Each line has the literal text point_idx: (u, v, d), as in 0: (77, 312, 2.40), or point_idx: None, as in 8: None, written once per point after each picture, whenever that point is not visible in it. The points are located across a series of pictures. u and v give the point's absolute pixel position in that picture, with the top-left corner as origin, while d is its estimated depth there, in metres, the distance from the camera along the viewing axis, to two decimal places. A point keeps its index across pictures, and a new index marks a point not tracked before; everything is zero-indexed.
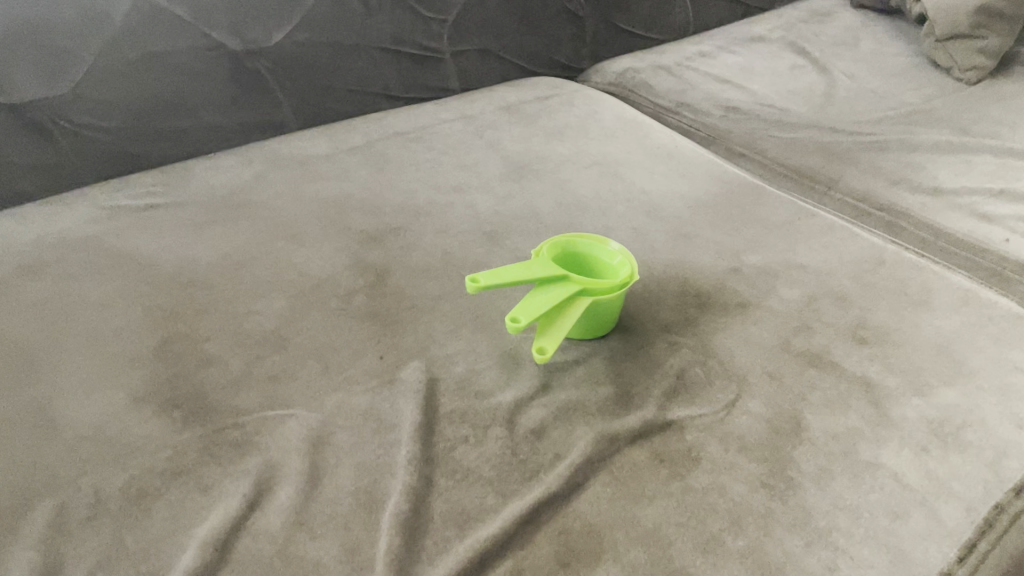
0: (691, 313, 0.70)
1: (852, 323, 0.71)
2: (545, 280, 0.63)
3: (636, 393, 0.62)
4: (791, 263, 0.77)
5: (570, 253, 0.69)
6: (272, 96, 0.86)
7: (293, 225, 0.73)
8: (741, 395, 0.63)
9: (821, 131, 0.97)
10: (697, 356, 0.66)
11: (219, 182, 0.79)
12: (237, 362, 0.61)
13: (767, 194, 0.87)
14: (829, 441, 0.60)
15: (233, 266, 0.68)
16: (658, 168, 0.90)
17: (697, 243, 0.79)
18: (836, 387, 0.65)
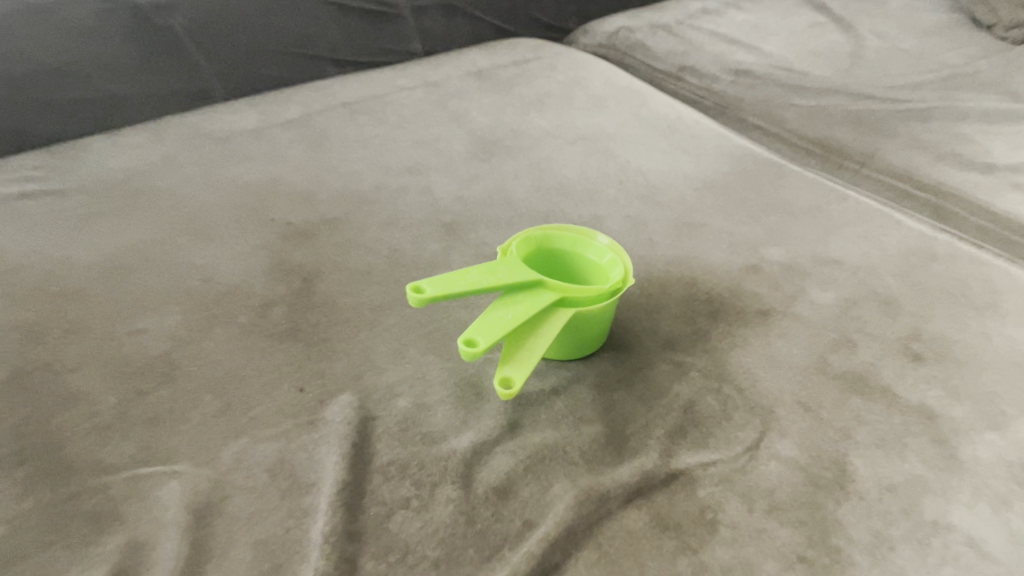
0: (700, 324, 0.56)
1: (901, 334, 0.57)
2: (514, 288, 0.48)
3: (631, 434, 0.48)
4: (822, 258, 0.63)
5: (546, 249, 0.54)
6: (190, 59, 0.71)
7: (201, 221, 0.59)
8: (767, 433, 0.49)
9: (849, 98, 0.83)
10: (709, 382, 0.52)
11: (118, 166, 0.64)
12: (108, 400, 0.46)
13: (788, 172, 0.73)
14: (883, 496, 0.46)
15: (118, 273, 0.54)
16: (658, 144, 0.75)
17: (706, 234, 0.65)
18: (886, 420, 0.51)
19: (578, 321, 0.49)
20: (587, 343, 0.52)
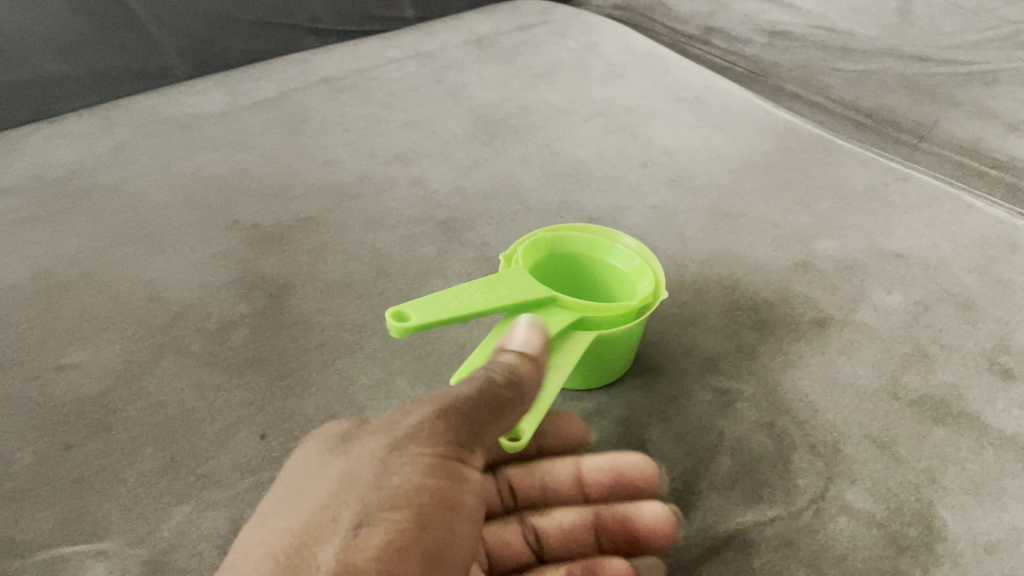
0: (745, 340, 0.47)
1: (985, 346, 0.47)
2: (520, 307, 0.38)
3: (667, 487, 0.39)
4: (884, 252, 0.54)
5: (561, 253, 0.44)
6: (144, 32, 0.61)
7: (152, 224, 0.51)
8: (834, 481, 0.40)
9: (902, 60, 0.73)
10: (759, 415, 0.43)
11: (59, 161, 0.55)
12: (24, 457, 0.38)
13: (837, 148, 0.63)
14: (986, 558, 0.37)
15: (48, 291, 0.46)
16: (685, 119, 0.66)
17: (746, 225, 0.55)
18: (976, 457, 0.41)
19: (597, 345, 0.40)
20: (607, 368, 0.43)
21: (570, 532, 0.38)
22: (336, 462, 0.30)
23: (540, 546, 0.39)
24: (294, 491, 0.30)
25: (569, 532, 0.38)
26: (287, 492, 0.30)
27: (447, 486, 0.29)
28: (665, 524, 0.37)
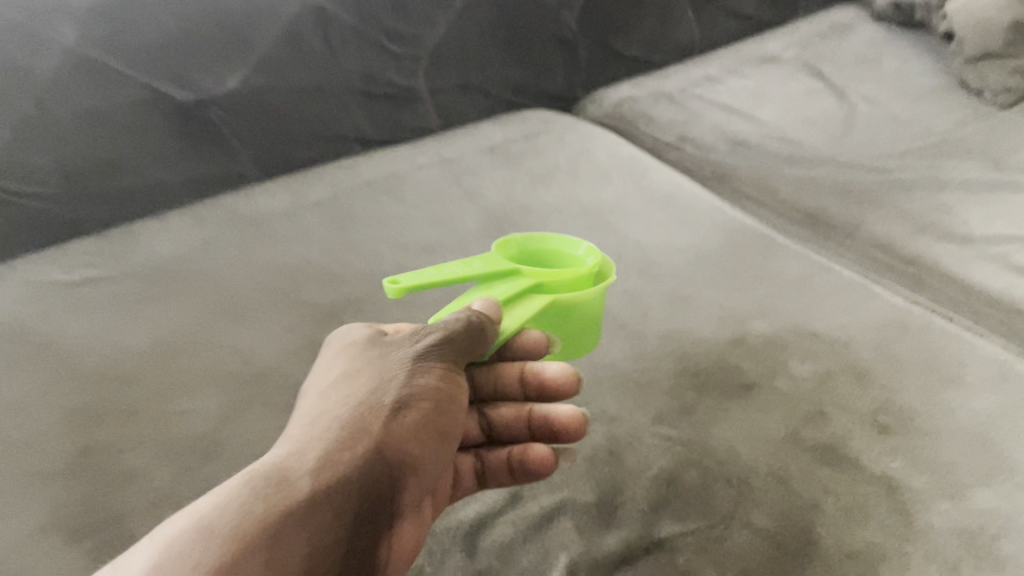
0: (688, 398, 0.62)
1: (871, 407, 0.62)
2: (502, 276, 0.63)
3: (621, 504, 0.54)
4: (804, 331, 0.68)
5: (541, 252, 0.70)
6: (229, 147, 0.78)
7: (239, 304, 0.66)
8: (743, 504, 0.55)
9: (839, 166, 0.88)
10: (692, 454, 0.58)
11: (165, 253, 0.71)
12: (164, 475, 0.53)
13: (778, 243, 0.78)
14: (847, 561, 0.52)
15: (166, 356, 0.61)
16: (655, 217, 0.82)
17: (696, 307, 0.71)
18: (851, 490, 0.56)
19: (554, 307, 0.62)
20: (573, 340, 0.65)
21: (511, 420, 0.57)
22: (377, 364, 0.48)
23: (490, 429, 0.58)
24: (350, 379, 0.48)
25: (513, 418, 0.57)
26: (345, 380, 0.48)
27: (450, 383, 0.48)
28: (574, 424, 0.55)
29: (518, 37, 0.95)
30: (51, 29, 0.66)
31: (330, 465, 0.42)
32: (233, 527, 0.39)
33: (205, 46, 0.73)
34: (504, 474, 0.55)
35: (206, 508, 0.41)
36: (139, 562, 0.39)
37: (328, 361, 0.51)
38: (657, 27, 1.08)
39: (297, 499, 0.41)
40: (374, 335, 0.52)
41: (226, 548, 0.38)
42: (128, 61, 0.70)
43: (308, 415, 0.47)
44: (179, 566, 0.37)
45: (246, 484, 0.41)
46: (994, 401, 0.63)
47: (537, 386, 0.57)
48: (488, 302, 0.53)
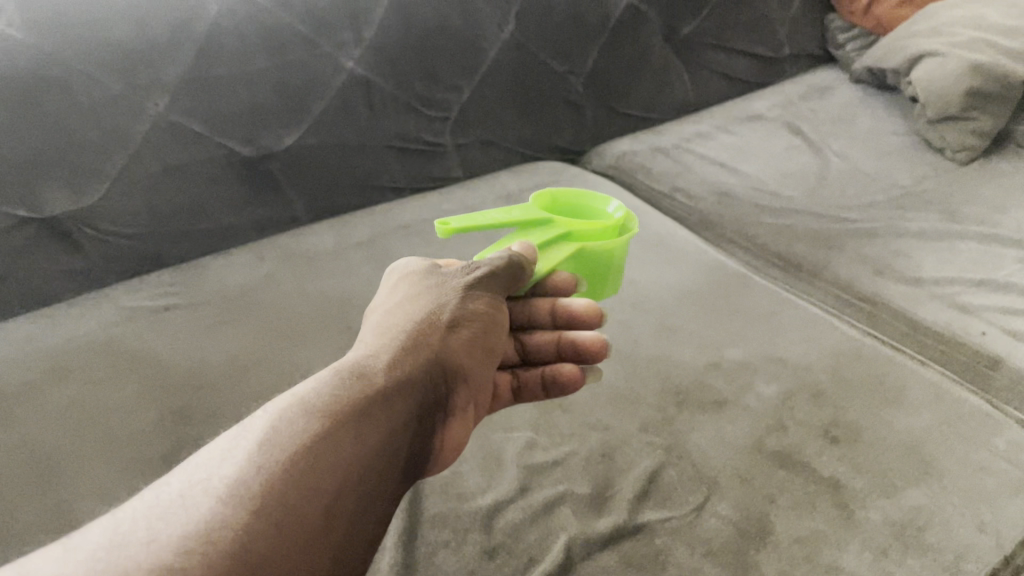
0: (669, 411, 0.74)
1: (824, 421, 0.73)
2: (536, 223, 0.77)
3: (611, 496, 0.66)
4: (771, 357, 0.80)
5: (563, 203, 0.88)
6: (284, 195, 0.94)
7: (296, 328, 0.79)
8: (710, 498, 0.66)
9: (810, 216, 1.00)
10: (670, 457, 0.70)
11: (232, 282, 0.85)
12: None
13: (753, 283, 0.91)
14: (793, 544, 0.63)
15: (237, 368, 0.74)
16: (649, 258, 0.95)
17: (681, 336, 0.83)
18: (802, 489, 0.67)
19: (586, 251, 0.78)
20: (598, 277, 0.82)
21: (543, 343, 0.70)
22: (432, 290, 0.59)
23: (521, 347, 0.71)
24: (410, 300, 0.58)
25: (547, 342, 0.70)
26: (407, 300, 0.58)
27: (494, 309, 0.60)
28: (597, 346, 0.69)
29: (533, 100, 1.11)
30: (147, 100, 0.80)
31: (401, 365, 0.51)
32: (331, 403, 0.46)
33: (270, 113, 0.88)
34: (538, 392, 0.70)
35: (302, 390, 0.47)
36: (247, 429, 0.45)
37: (389, 288, 0.61)
38: (655, 89, 1.24)
39: (379, 385, 0.49)
40: (427, 267, 0.62)
41: (327, 418, 0.45)
42: (208, 124, 0.85)
43: (375, 326, 0.56)
44: (290, 429, 0.44)
45: (335, 373, 0.49)
46: (930, 419, 0.73)
47: (567, 317, 0.70)
48: (524, 244, 0.67)
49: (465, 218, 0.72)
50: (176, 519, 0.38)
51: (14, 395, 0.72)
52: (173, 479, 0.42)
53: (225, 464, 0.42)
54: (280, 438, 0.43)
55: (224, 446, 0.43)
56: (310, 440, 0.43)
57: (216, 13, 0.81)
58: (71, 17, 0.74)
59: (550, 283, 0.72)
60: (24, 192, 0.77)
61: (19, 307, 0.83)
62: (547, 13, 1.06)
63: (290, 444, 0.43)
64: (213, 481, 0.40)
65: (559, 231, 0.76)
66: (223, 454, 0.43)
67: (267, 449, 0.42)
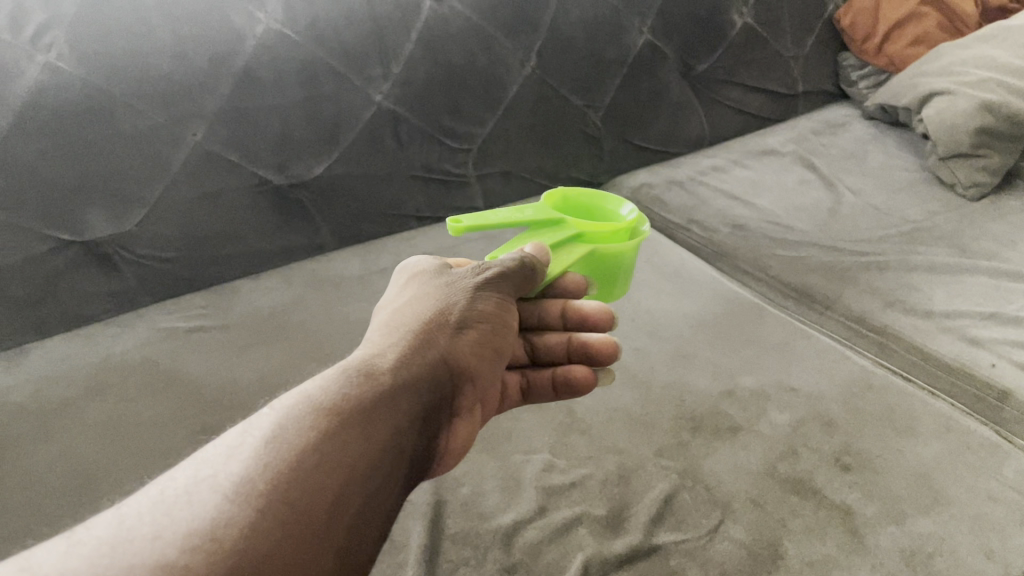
0: (684, 437, 0.76)
1: (835, 448, 0.75)
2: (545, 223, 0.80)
3: (628, 518, 0.68)
4: (784, 386, 0.82)
5: (571, 201, 0.93)
6: (313, 224, 0.98)
7: (323, 349, 0.82)
8: (725, 521, 0.68)
9: (823, 248, 1.03)
10: (684, 481, 0.71)
11: (261, 305, 0.89)
12: None
13: (767, 313, 0.93)
14: (805, 568, 0.64)
15: (268, 389, 0.77)
16: (664, 287, 0.97)
17: (695, 363, 0.85)
18: (815, 513, 0.68)
19: (596, 253, 0.82)
20: (602, 274, 0.85)
21: (554, 343, 0.74)
22: (440, 292, 0.61)
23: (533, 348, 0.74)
24: (418, 301, 0.60)
25: (557, 343, 0.73)
26: (415, 301, 0.60)
27: (502, 311, 0.62)
28: (608, 348, 0.73)
29: (552, 133, 1.14)
30: (186, 130, 0.84)
31: (406, 366, 0.53)
32: (337, 402, 0.48)
33: (301, 143, 0.92)
34: (548, 391, 0.73)
35: (309, 388, 0.49)
36: (254, 425, 0.47)
37: (398, 288, 0.64)
38: (671, 124, 1.27)
39: (384, 385, 0.51)
40: (436, 268, 0.65)
41: (332, 417, 0.47)
42: (243, 153, 0.89)
43: (382, 326, 0.58)
44: (296, 427, 0.45)
45: (340, 372, 0.51)
46: (939, 449, 0.75)
47: (577, 318, 0.74)
48: (537, 246, 0.69)
49: (478, 217, 0.75)
50: (185, 512, 0.40)
51: (53, 409, 0.75)
52: (182, 472, 0.44)
53: (233, 459, 0.43)
54: (286, 435, 0.45)
55: (232, 441, 0.45)
56: (315, 438, 0.45)
57: (252, 48, 0.85)
58: (117, 51, 0.78)
59: (562, 284, 0.76)
60: (68, 217, 0.81)
61: (58, 328, 0.87)
62: (568, 50, 1.09)
63: (295, 443, 0.44)
64: (221, 476, 0.42)
65: (571, 232, 0.80)
66: (230, 450, 0.44)
67: (273, 446, 0.44)
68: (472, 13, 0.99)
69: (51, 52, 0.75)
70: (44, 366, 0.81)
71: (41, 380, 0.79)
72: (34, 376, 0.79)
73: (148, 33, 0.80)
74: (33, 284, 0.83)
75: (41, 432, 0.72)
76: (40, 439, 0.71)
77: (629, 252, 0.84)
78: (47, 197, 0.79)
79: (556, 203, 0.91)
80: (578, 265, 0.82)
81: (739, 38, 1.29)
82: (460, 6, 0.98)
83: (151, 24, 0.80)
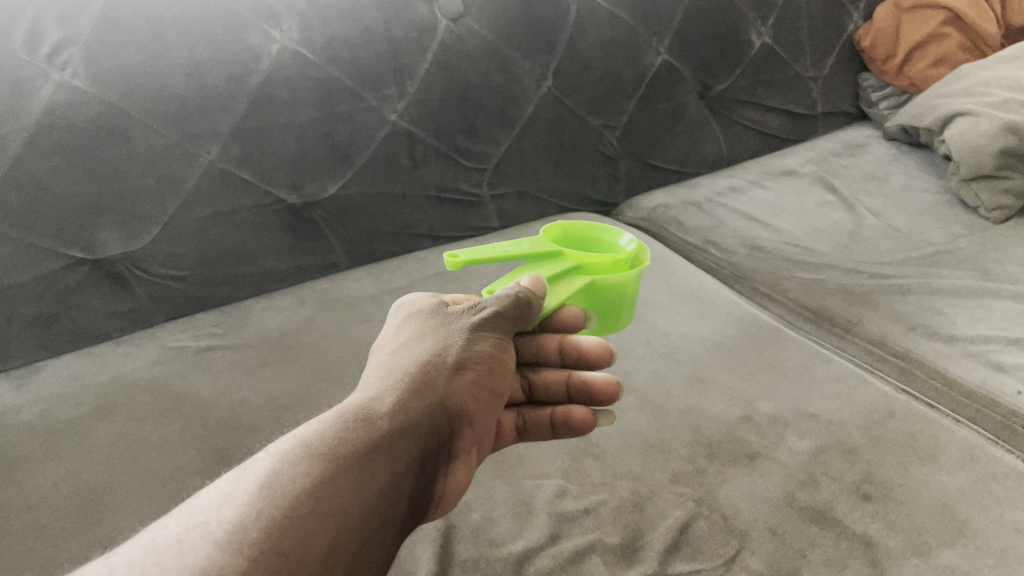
0: (701, 462, 0.74)
1: (857, 477, 0.73)
2: (545, 256, 0.80)
3: (641, 546, 0.66)
4: (803, 412, 0.81)
5: (564, 231, 0.92)
6: (326, 242, 0.98)
7: (334, 370, 0.81)
8: (742, 551, 0.66)
9: (843, 271, 1.01)
10: (700, 508, 0.69)
11: (274, 325, 0.89)
12: None
13: (786, 337, 0.92)
14: None
15: (277, 411, 0.76)
16: (681, 309, 0.96)
17: (712, 388, 0.84)
18: (835, 544, 0.66)
19: (598, 285, 0.81)
20: (606, 308, 0.84)
21: (552, 383, 0.72)
22: (437, 332, 0.60)
23: (530, 387, 0.73)
24: (415, 343, 0.59)
25: (555, 382, 0.72)
26: (412, 343, 0.59)
27: (500, 351, 0.60)
28: (610, 390, 0.72)
29: (567, 152, 1.14)
30: (200, 149, 0.84)
31: (402, 410, 0.52)
32: (332, 448, 0.47)
33: (315, 163, 0.92)
34: (544, 431, 0.72)
35: (304, 432, 0.48)
36: (248, 471, 0.46)
37: (395, 327, 0.62)
38: (688, 144, 1.26)
39: (381, 431, 0.50)
40: (433, 307, 0.64)
41: (327, 464, 0.46)
42: (257, 172, 0.89)
43: (379, 368, 0.57)
44: (289, 474, 0.45)
45: (337, 416, 0.50)
46: (963, 478, 0.72)
47: (574, 354, 0.72)
48: (534, 278, 0.67)
49: (476, 250, 0.75)
50: (175, 562, 0.39)
51: (60, 430, 0.74)
52: (174, 520, 0.43)
53: (226, 507, 0.43)
54: (280, 483, 0.44)
55: (226, 488, 0.45)
56: (310, 487, 0.44)
57: (268, 67, 0.85)
58: (132, 71, 0.78)
59: (559, 318, 0.74)
60: (80, 236, 0.81)
61: (69, 345, 0.86)
62: (584, 70, 1.09)
63: (288, 491, 0.44)
64: (213, 524, 0.42)
65: (569, 265, 0.79)
66: (224, 497, 0.44)
67: (267, 493, 0.43)
68: (489, 33, 0.99)
69: (66, 71, 0.75)
70: (53, 385, 0.80)
71: (50, 399, 0.78)
72: (43, 396, 0.79)
73: (164, 52, 0.79)
74: (44, 302, 0.83)
75: (48, 452, 0.72)
76: (45, 460, 0.71)
77: (631, 285, 0.83)
78: (60, 215, 0.79)
79: (554, 237, 0.91)
80: (577, 299, 0.81)
81: (758, 59, 1.28)
82: (476, 26, 0.97)
83: (166, 42, 0.79)
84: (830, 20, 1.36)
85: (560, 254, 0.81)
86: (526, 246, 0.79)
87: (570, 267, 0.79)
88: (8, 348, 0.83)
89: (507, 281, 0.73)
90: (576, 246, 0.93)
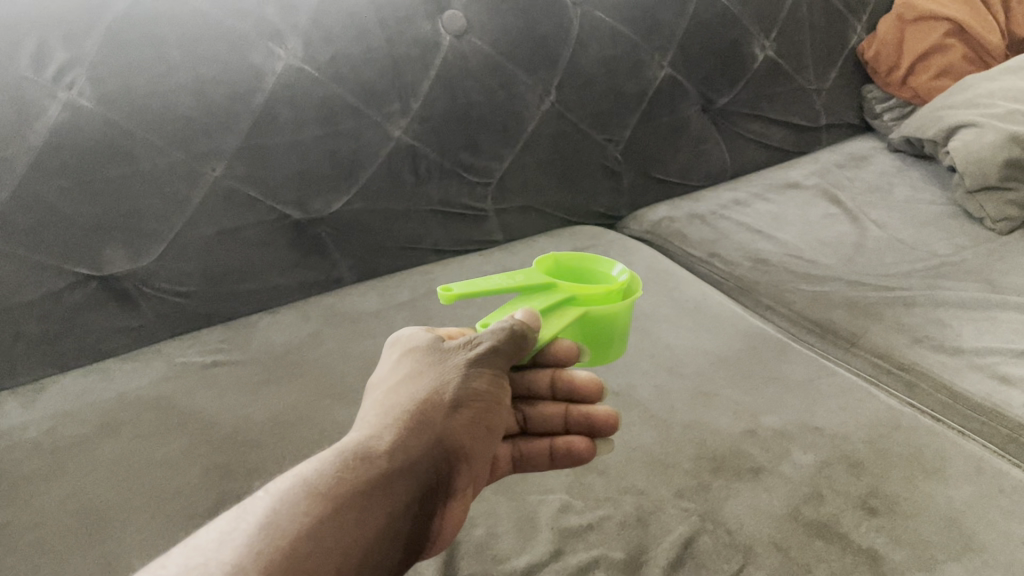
0: (705, 477, 0.74)
1: (862, 491, 0.72)
2: (538, 289, 0.81)
3: (644, 561, 0.66)
4: (807, 425, 0.80)
5: (558, 259, 0.92)
6: (330, 258, 0.99)
7: (338, 385, 0.82)
8: (746, 566, 0.65)
9: (847, 283, 1.01)
10: (702, 523, 0.69)
11: (279, 341, 0.89)
12: None
13: (790, 350, 0.91)
14: None
15: (282, 426, 0.76)
16: (685, 322, 0.96)
17: (716, 402, 0.83)
18: (840, 559, 0.66)
19: (591, 316, 0.81)
20: (600, 339, 0.85)
21: (548, 415, 0.71)
22: (435, 367, 0.59)
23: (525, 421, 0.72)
24: (413, 378, 0.59)
25: (553, 415, 0.71)
26: (411, 378, 0.59)
27: (499, 386, 0.60)
28: (609, 422, 0.72)
29: (571, 166, 1.14)
30: (205, 167, 0.85)
31: (402, 447, 0.52)
32: (331, 488, 0.48)
33: (319, 181, 0.92)
34: (542, 460, 0.71)
35: (305, 471, 0.49)
36: (249, 510, 0.47)
37: (394, 362, 0.63)
38: (692, 157, 1.26)
39: (380, 470, 0.50)
40: (431, 340, 0.64)
41: (326, 503, 0.47)
42: (263, 190, 0.89)
43: (378, 405, 0.57)
44: (289, 515, 0.46)
45: (336, 455, 0.50)
46: (970, 491, 0.72)
47: (567, 389, 0.73)
48: (528, 312, 0.67)
49: (469, 283, 0.76)
50: None
51: (67, 447, 0.75)
52: (174, 559, 0.45)
53: (226, 547, 0.44)
54: (280, 524, 0.45)
55: (226, 527, 0.46)
56: (308, 528, 0.45)
57: (272, 85, 0.86)
58: (137, 90, 0.79)
59: (552, 351, 0.74)
60: (87, 254, 0.82)
61: (75, 362, 0.87)
62: (587, 85, 1.09)
63: (287, 532, 0.45)
64: (213, 564, 0.43)
65: (562, 296, 0.80)
66: (224, 536, 0.45)
67: (265, 534, 0.44)
68: (491, 49, 0.99)
69: (72, 91, 0.76)
70: (59, 403, 0.81)
71: (57, 416, 0.79)
72: (50, 413, 0.79)
73: (168, 72, 0.80)
74: (51, 320, 0.83)
75: (55, 470, 0.72)
76: (52, 477, 0.71)
77: (623, 314, 0.84)
78: (67, 234, 0.80)
79: (548, 269, 0.91)
80: (571, 330, 0.81)
81: (760, 72, 1.28)
82: (478, 43, 0.98)
83: (171, 62, 0.80)
84: (833, 33, 1.37)
85: (554, 285, 0.82)
86: (519, 278, 0.80)
87: (564, 298, 0.80)
88: (15, 365, 0.83)
89: (500, 314, 0.73)
90: (573, 277, 0.94)
